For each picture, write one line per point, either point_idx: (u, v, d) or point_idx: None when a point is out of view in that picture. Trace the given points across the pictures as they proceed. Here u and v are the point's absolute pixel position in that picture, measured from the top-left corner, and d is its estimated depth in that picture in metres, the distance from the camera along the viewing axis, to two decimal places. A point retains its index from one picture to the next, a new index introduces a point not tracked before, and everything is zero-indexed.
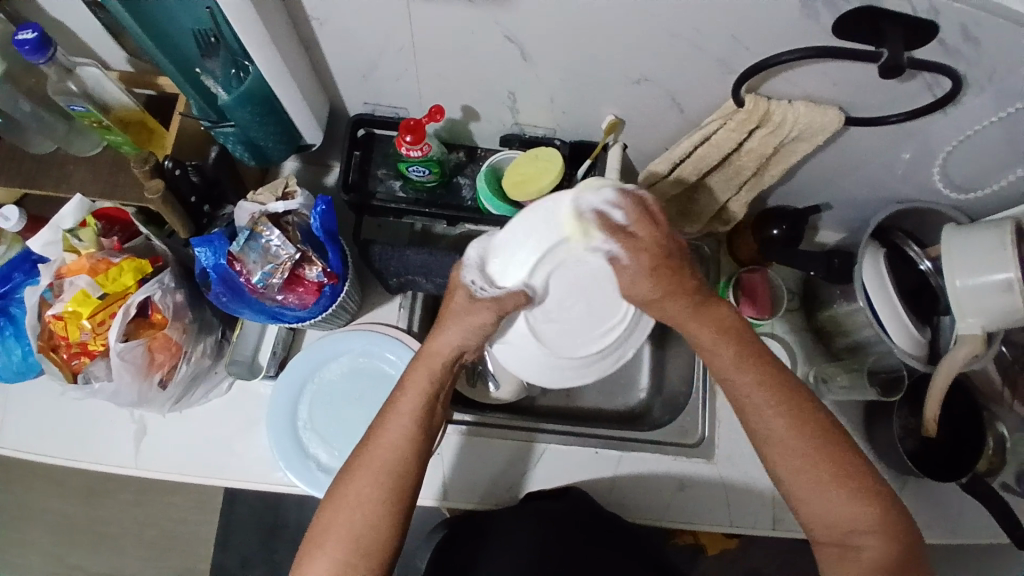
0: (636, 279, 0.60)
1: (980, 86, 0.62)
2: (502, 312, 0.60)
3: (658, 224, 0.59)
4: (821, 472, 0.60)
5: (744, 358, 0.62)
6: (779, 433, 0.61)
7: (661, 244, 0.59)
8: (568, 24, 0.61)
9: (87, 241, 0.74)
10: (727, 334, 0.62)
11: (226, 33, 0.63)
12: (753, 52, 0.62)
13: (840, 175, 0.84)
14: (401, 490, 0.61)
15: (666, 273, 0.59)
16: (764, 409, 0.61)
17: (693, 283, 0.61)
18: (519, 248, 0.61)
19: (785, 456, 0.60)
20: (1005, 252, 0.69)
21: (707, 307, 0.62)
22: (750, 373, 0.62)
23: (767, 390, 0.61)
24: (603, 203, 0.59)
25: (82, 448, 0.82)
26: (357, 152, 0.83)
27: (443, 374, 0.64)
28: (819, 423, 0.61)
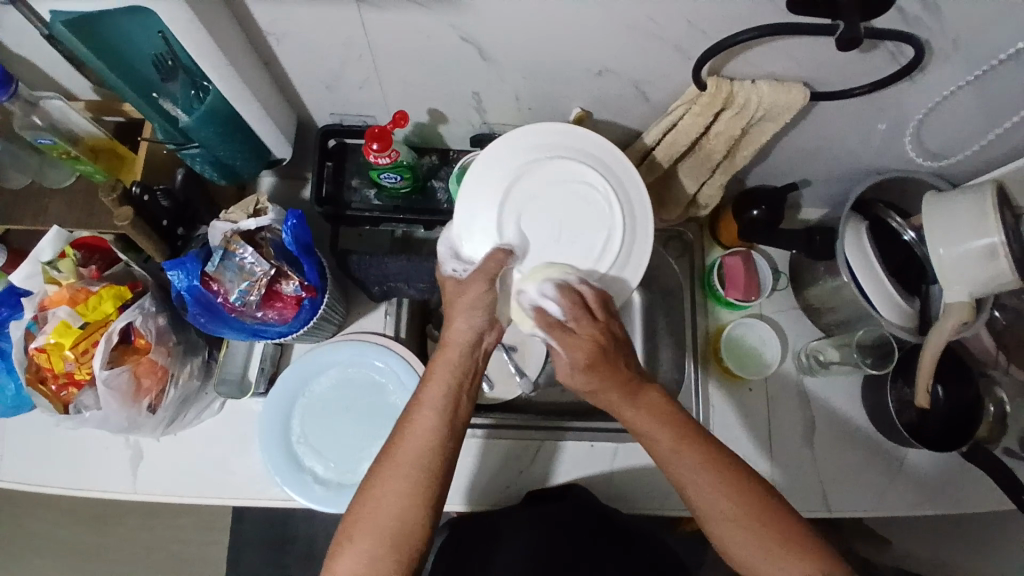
0: (575, 372, 0.64)
1: (946, 52, 0.61)
2: (489, 274, 0.66)
3: (591, 321, 0.64)
4: (770, 544, 0.58)
5: (683, 443, 0.61)
6: (717, 513, 0.59)
7: (599, 340, 0.63)
8: (522, 21, 0.61)
9: (67, 272, 0.75)
10: (662, 419, 0.62)
11: (182, 56, 0.63)
12: (711, 35, 0.61)
13: (815, 150, 0.83)
14: (433, 480, 0.60)
15: (605, 363, 0.63)
16: (703, 488, 0.60)
17: (627, 373, 0.63)
18: (478, 217, 0.68)
19: (727, 531, 0.59)
20: (986, 219, 0.68)
21: (639, 395, 0.63)
22: (692, 458, 0.60)
23: (710, 470, 0.60)
24: (541, 297, 0.65)
25: (80, 477, 0.83)
26: (330, 163, 0.83)
27: (464, 363, 0.66)
28: (767, 501, 0.59)
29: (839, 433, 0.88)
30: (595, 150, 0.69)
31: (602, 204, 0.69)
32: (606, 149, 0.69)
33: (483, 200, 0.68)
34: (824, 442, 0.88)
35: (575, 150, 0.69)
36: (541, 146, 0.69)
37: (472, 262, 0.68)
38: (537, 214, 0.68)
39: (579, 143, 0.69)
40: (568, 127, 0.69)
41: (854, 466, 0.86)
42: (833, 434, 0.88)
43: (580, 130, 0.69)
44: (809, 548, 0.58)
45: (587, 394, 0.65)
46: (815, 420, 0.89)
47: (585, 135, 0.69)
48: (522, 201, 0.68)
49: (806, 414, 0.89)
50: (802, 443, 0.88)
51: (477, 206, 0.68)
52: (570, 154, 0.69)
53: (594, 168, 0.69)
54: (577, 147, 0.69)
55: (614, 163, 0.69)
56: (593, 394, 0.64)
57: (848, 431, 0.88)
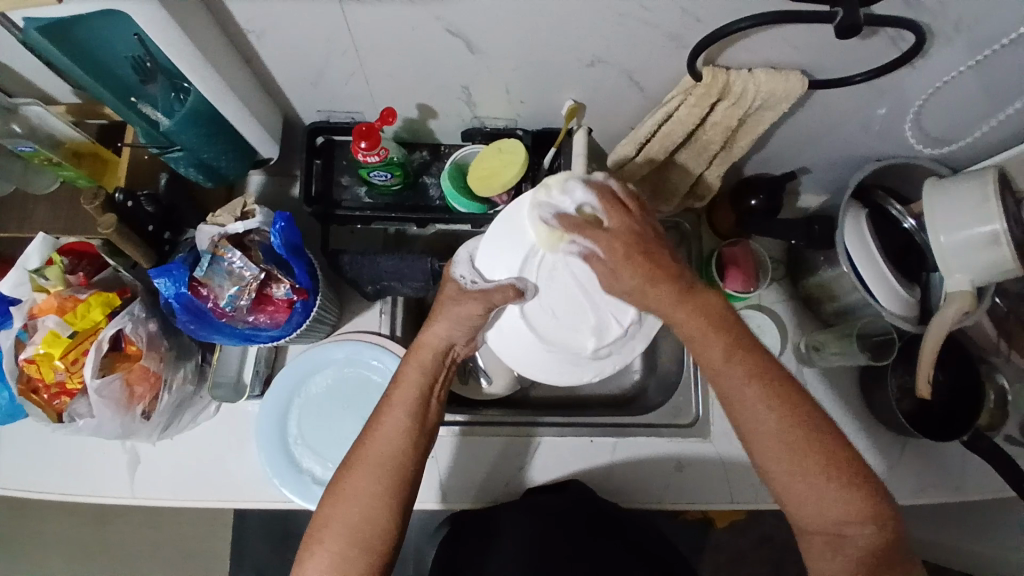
0: (616, 269, 0.62)
1: (948, 34, 0.59)
2: (493, 304, 0.65)
3: (627, 213, 0.62)
4: (812, 466, 0.57)
5: (734, 352, 0.61)
6: (760, 419, 0.59)
7: (635, 230, 0.62)
8: (509, 13, 0.59)
9: (54, 279, 0.73)
10: (716, 327, 0.62)
11: (160, 57, 0.61)
12: (706, 24, 0.59)
13: (813, 137, 0.82)
14: (401, 480, 0.62)
15: (642, 250, 0.61)
16: (743, 392, 0.60)
17: (680, 276, 0.62)
18: (536, 354, 0.70)
19: (763, 439, 0.59)
20: (987, 205, 0.66)
21: (695, 297, 0.62)
22: (738, 369, 0.60)
23: (760, 382, 0.60)
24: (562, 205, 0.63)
25: (75, 482, 0.82)
26: (318, 161, 0.81)
27: (434, 367, 0.67)
28: (816, 428, 0.58)
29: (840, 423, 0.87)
30: (530, 209, 0.67)
31: None
32: (533, 210, 0.67)
33: (503, 310, 0.68)
34: None
35: (517, 260, 0.67)
36: (496, 260, 0.67)
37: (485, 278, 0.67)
38: (575, 306, 0.69)
39: (514, 257, 0.67)
40: (501, 220, 0.67)
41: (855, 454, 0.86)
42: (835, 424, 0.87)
43: (502, 226, 0.67)
44: (863, 488, 0.57)
45: (632, 292, 0.63)
46: None
47: (510, 221, 0.67)
48: (548, 320, 0.69)
49: None
50: None
51: (529, 350, 0.70)
52: (526, 243, 0.67)
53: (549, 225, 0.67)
54: (526, 233, 0.67)
55: (536, 219, 0.67)
56: (643, 296, 0.63)
57: (849, 420, 0.88)
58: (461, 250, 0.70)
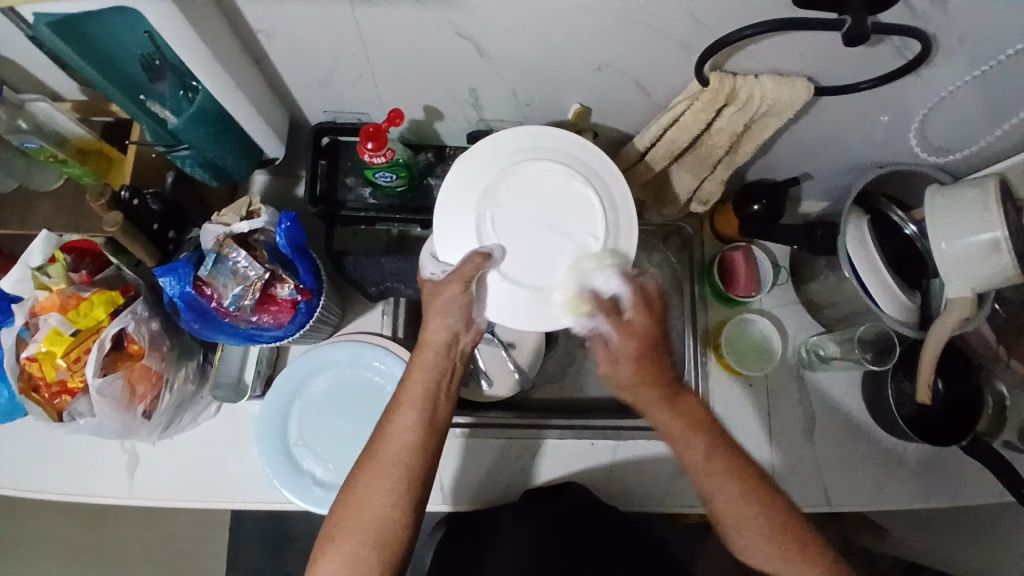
0: (619, 360, 0.65)
1: (953, 44, 0.60)
2: (467, 277, 0.64)
3: (648, 312, 0.64)
4: (783, 550, 0.61)
5: (715, 450, 0.63)
6: (744, 514, 0.62)
7: (651, 331, 0.64)
8: (519, 16, 0.59)
9: (57, 277, 0.73)
10: (696, 425, 0.64)
11: (169, 55, 0.61)
12: (714, 31, 0.59)
13: (815, 144, 0.82)
14: (413, 480, 0.62)
15: (650, 355, 0.64)
16: (727, 493, 0.62)
17: (670, 376, 0.65)
18: (535, 305, 0.66)
19: (742, 531, 0.62)
20: (987, 212, 0.67)
21: (679, 399, 0.65)
22: (720, 464, 0.63)
23: (738, 478, 0.62)
24: (599, 283, 0.64)
25: (73, 482, 0.82)
26: (324, 161, 0.81)
27: (441, 364, 0.66)
28: (786, 516, 0.62)
29: (839, 427, 0.88)
30: (467, 195, 0.67)
31: (510, 173, 0.66)
32: (466, 186, 0.67)
33: (485, 282, 0.66)
34: (824, 436, 0.88)
35: (469, 236, 0.66)
36: (451, 240, 0.66)
37: (446, 261, 0.67)
38: (552, 248, 0.66)
39: (467, 233, 0.66)
40: (444, 211, 0.67)
41: (854, 459, 0.87)
42: (834, 428, 0.88)
43: (448, 214, 0.67)
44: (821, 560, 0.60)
45: (626, 390, 0.66)
46: (815, 413, 0.88)
47: (456, 208, 0.67)
48: (531, 271, 0.66)
49: (805, 409, 0.89)
50: (802, 436, 0.88)
51: (526, 306, 0.66)
52: (473, 222, 0.66)
53: (487, 197, 0.67)
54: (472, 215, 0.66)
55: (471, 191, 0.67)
56: (633, 390, 0.66)
57: (849, 425, 0.88)
58: (424, 251, 0.70)
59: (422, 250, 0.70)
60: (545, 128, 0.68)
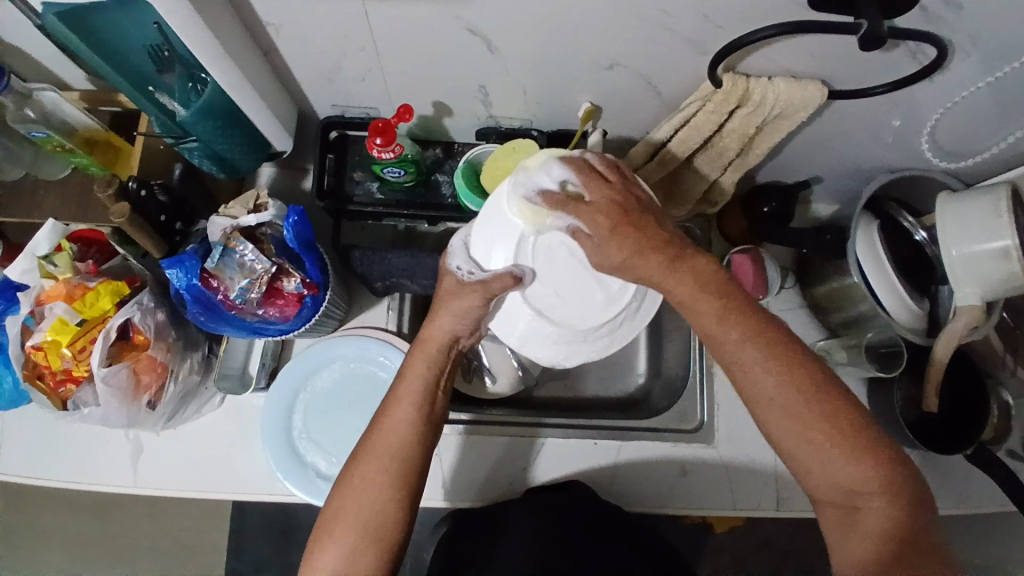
0: (602, 245, 0.60)
1: (969, 49, 0.59)
2: (491, 293, 0.64)
3: (608, 185, 0.62)
4: (815, 433, 0.55)
5: (729, 312, 0.58)
6: (772, 391, 0.56)
7: (619, 200, 0.61)
8: (531, 14, 0.59)
9: (63, 267, 0.73)
10: (705, 288, 0.59)
11: (178, 46, 0.61)
12: (727, 31, 0.59)
13: (827, 147, 0.81)
14: (409, 475, 0.62)
15: (629, 225, 0.59)
16: (752, 366, 0.57)
17: (662, 238, 0.59)
18: (545, 340, 0.71)
19: (774, 407, 0.56)
20: (999, 218, 0.67)
21: (682, 259, 0.59)
22: (738, 328, 0.57)
23: (757, 344, 0.57)
24: (551, 180, 0.64)
25: (76, 470, 0.82)
26: (331, 155, 0.81)
27: (441, 360, 0.66)
28: (821, 387, 0.56)
29: None
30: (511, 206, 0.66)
31: None
32: (513, 202, 0.67)
33: (505, 299, 0.69)
34: None
35: (512, 247, 0.66)
36: (488, 254, 0.67)
37: (481, 268, 0.67)
38: (576, 287, 0.70)
39: (508, 244, 0.66)
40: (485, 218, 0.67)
41: None
42: None
43: (487, 222, 0.67)
44: (860, 442, 0.55)
45: (618, 267, 0.61)
46: None
47: (495, 217, 0.67)
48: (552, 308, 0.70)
49: None
50: None
51: (538, 337, 0.71)
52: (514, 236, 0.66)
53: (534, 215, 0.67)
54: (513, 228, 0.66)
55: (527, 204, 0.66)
56: (628, 266, 0.60)
57: None
58: (454, 239, 0.69)
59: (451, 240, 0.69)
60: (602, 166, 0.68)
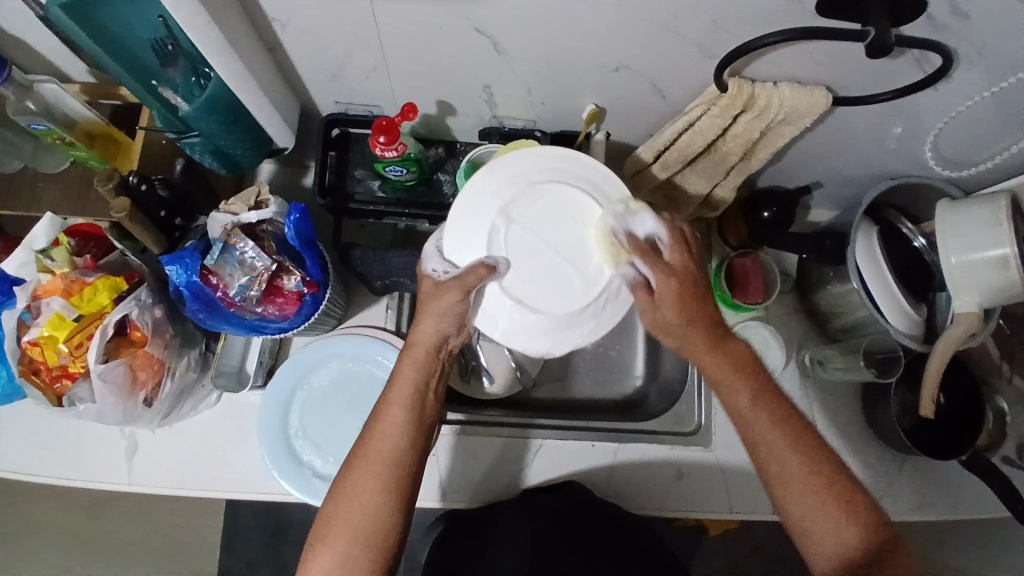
0: (661, 303, 0.62)
1: (973, 58, 0.60)
2: (468, 286, 0.62)
3: (687, 254, 0.64)
4: (828, 510, 0.58)
5: (761, 398, 0.62)
6: (792, 472, 0.60)
7: (692, 273, 0.63)
8: (540, 14, 0.58)
9: (61, 261, 0.72)
10: (741, 372, 0.63)
11: (183, 40, 0.61)
12: (735, 36, 0.59)
13: (828, 153, 0.82)
14: (400, 479, 0.61)
15: (692, 298, 0.62)
16: (778, 450, 0.60)
17: (716, 319, 0.63)
18: (533, 332, 0.65)
19: (791, 487, 0.59)
20: (996, 229, 0.67)
21: (725, 343, 0.64)
22: (766, 414, 0.62)
23: (784, 430, 0.61)
24: (641, 231, 0.64)
25: (69, 467, 0.81)
26: (333, 152, 0.81)
27: (429, 363, 0.66)
28: (835, 472, 0.60)
29: (840, 437, 0.88)
30: (483, 201, 0.65)
31: (533, 193, 0.65)
32: (483, 196, 0.65)
33: (485, 291, 0.64)
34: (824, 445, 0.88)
35: (481, 239, 0.64)
36: (460, 246, 0.65)
37: (455, 263, 0.65)
38: (555, 273, 0.64)
39: (478, 238, 0.64)
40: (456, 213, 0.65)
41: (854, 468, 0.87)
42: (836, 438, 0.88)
43: (458, 218, 0.65)
44: (863, 522, 0.58)
45: (671, 338, 0.64)
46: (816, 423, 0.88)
47: (466, 211, 0.65)
48: (535, 295, 0.64)
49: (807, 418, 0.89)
50: None
51: (525, 330, 0.65)
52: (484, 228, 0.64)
53: (503, 206, 0.65)
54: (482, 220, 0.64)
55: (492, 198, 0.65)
56: (681, 333, 0.63)
57: (849, 434, 0.88)
58: (430, 244, 0.68)
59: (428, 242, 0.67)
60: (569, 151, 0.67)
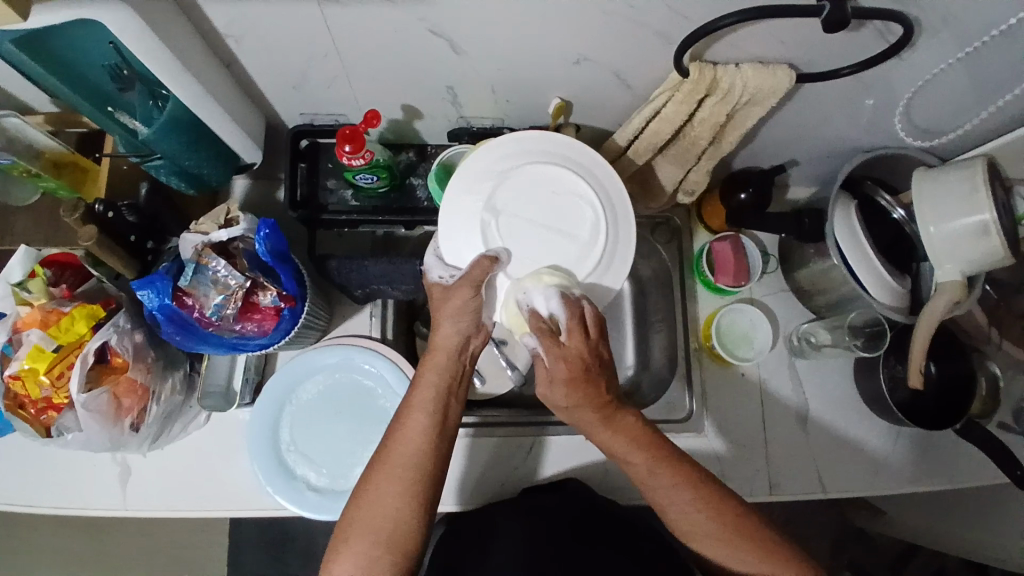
0: (554, 384, 0.60)
1: (936, 26, 0.59)
2: (475, 280, 0.63)
3: (584, 337, 0.60)
4: (742, 551, 0.62)
5: (657, 464, 0.63)
6: (702, 527, 0.62)
7: (584, 358, 0.59)
8: (493, 13, 0.58)
9: (37, 292, 0.72)
10: (636, 444, 0.63)
11: (136, 64, 0.60)
12: (692, 20, 0.58)
13: (801, 130, 0.81)
14: (424, 480, 0.62)
15: (584, 384, 0.60)
16: (684, 507, 0.63)
17: (608, 398, 0.61)
18: None
19: (700, 539, 0.62)
20: (977, 195, 0.66)
21: (614, 419, 0.63)
22: (665, 477, 0.63)
23: (687, 489, 0.62)
24: (545, 305, 0.60)
25: (65, 496, 0.82)
26: (303, 164, 0.80)
27: (452, 368, 0.67)
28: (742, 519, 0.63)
29: (834, 414, 0.88)
30: (469, 202, 0.65)
31: (511, 180, 0.65)
32: (465, 195, 0.65)
33: (495, 285, 0.64)
34: (818, 423, 0.87)
35: (472, 239, 0.64)
36: (457, 248, 0.64)
37: (455, 264, 0.65)
38: (555, 249, 0.65)
39: (471, 238, 0.64)
40: (446, 220, 0.65)
41: (851, 444, 0.87)
42: (829, 415, 0.88)
43: (449, 223, 0.65)
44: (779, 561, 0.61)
45: (562, 411, 0.63)
46: (808, 402, 0.88)
47: (456, 215, 0.65)
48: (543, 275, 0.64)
49: (798, 396, 0.88)
50: (795, 425, 0.87)
51: None
52: (478, 228, 0.64)
53: (488, 203, 0.64)
54: (474, 220, 0.64)
55: (471, 198, 0.65)
56: (568, 410, 0.63)
57: (843, 411, 0.88)
58: (428, 254, 0.68)
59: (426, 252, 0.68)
60: (529, 132, 0.66)
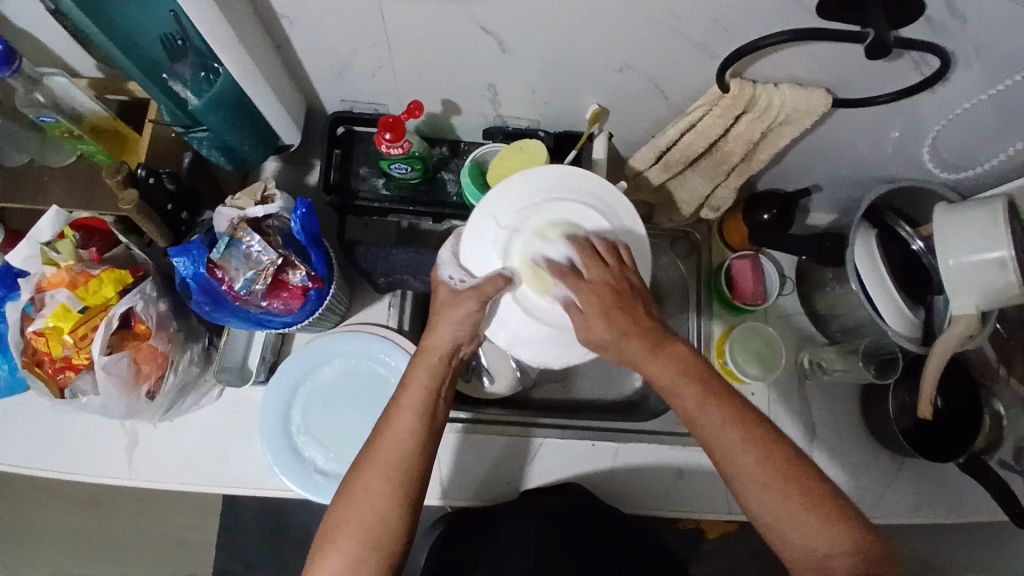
0: (590, 321, 0.61)
1: (969, 60, 0.61)
2: (485, 296, 0.65)
3: (605, 267, 0.62)
4: (790, 489, 0.55)
5: (709, 399, 0.59)
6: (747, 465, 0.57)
7: (614, 284, 0.61)
8: (544, 14, 0.59)
9: (66, 253, 0.73)
10: (687, 372, 0.60)
11: (191, 33, 0.62)
12: (736, 36, 0.60)
13: (827, 155, 0.83)
14: (409, 481, 0.61)
15: (620, 308, 0.60)
16: (730, 443, 0.57)
17: (650, 321, 0.61)
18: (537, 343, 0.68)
19: (745, 477, 0.56)
20: (995, 230, 0.68)
21: (664, 346, 0.60)
22: (716, 415, 0.58)
23: (736, 427, 0.58)
24: (556, 254, 0.64)
25: (70, 460, 0.81)
26: (338, 151, 0.82)
27: (442, 371, 0.66)
28: (793, 464, 0.57)
29: (840, 439, 0.88)
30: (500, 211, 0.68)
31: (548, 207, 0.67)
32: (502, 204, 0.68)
33: (499, 302, 0.67)
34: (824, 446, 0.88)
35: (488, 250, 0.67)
36: (478, 258, 0.68)
37: (471, 274, 0.67)
38: None
39: (490, 252, 0.67)
40: (472, 225, 0.68)
41: (854, 469, 0.87)
42: (835, 438, 0.88)
43: (476, 228, 0.68)
44: (826, 506, 0.55)
45: (604, 349, 0.62)
46: (816, 425, 0.89)
47: (484, 222, 0.68)
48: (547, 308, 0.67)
49: (806, 418, 0.89)
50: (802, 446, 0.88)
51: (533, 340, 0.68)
52: (501, 240, 0.67)
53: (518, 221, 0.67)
54: (498, 230, 0.68)
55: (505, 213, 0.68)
56: (614, 348, 0.61)
57: (848, 435, 0.89)
58: (444, 250, 0.70)
59: (444, 249, 0.69)
60: (578, 170, 0.69)
